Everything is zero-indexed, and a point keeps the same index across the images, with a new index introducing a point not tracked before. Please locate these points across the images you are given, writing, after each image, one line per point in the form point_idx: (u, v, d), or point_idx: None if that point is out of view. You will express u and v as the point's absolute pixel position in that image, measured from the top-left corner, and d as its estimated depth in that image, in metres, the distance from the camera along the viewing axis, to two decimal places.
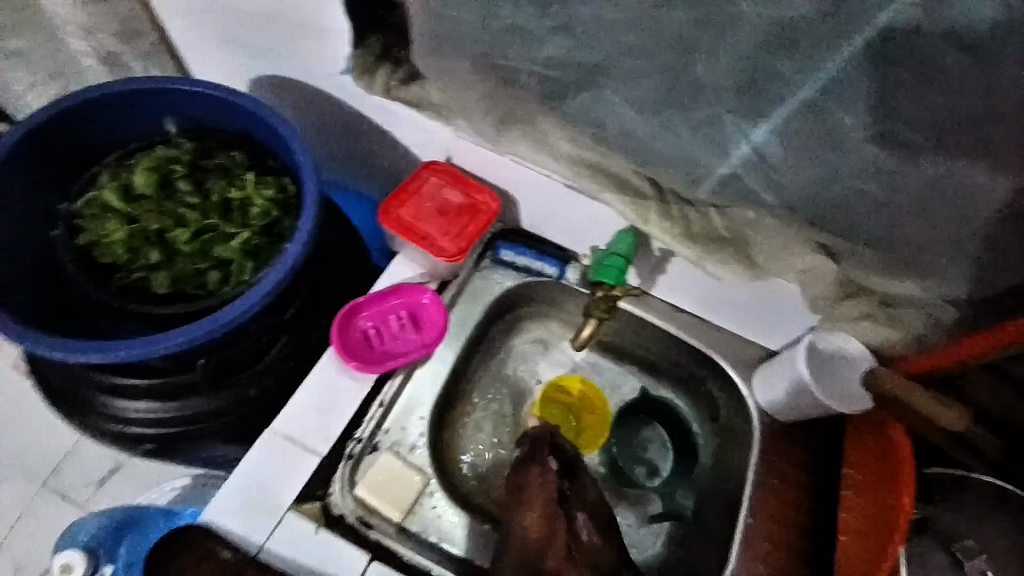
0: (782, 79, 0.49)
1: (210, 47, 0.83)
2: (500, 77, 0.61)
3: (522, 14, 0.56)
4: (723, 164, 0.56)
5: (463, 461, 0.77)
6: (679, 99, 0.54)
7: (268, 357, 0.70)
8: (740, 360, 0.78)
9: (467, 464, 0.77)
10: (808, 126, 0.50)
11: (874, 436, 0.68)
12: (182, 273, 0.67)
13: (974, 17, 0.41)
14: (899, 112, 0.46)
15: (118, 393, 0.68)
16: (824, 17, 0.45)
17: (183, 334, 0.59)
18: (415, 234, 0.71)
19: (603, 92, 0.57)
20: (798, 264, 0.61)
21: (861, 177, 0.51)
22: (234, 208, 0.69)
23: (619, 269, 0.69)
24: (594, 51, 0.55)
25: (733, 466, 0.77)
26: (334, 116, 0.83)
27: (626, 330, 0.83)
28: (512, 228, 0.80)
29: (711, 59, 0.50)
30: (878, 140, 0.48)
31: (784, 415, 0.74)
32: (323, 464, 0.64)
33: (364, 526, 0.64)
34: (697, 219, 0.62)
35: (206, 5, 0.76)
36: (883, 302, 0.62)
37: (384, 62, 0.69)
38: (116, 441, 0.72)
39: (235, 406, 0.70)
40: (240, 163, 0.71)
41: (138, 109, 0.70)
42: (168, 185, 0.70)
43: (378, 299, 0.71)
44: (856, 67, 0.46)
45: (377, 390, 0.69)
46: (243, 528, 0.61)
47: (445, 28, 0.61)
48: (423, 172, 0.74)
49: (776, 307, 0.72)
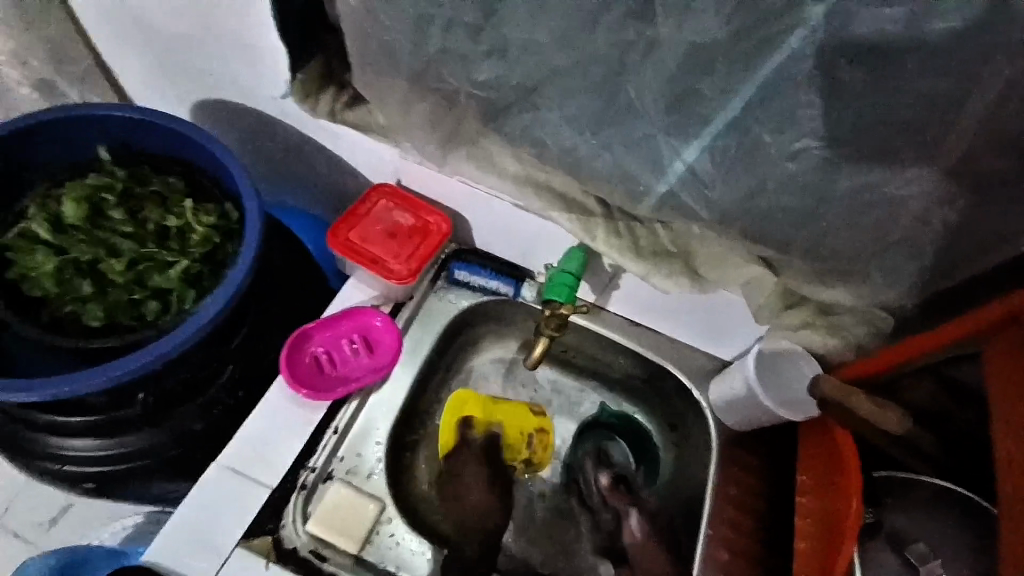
0: (705, 99, 0.51)
1: (145, 72, 0.81)
2: (440, 98, 0.62)
3: (454, 39, 0.56)
4: (661, 181, 0.58)
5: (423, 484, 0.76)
6: (614, 119, 0.56)
7: (211, 390, 0.67)
8: (693, 371, 0.80)
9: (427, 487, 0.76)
10: (732, 146, 0.53)
11: (823, 438, 0.70)
12: (116, 304, 0.63)
13: (872, 37, 0.43)
14: (815, 127, 0.49)
15: (54, 432, 0.65)
16: (736, 40, 0.46)
17: (116, 369, 0.56)
18: (365, 257, 0.71)
19: (541, 113, 0.59)
20: (742, 275, 0.66)
21: (785, 191, 0.54)
22: (172, 236, 0.67)
23: (568, 287, 0.69)
24: (527, 74, 0.56)
25: (692, 477, 0.77)
26: (279, 140, 0.82)
27: (581, 345, 0.84)
28: (466, 248, 0.81)
29: (639, 81, 0.52)
30: (798, 156, 0.51)
31: (741, 425, 0.75)
32: (273, 497, 0.62)
33: (318, 559, 0.61)
34: (644, 234, 0.66)
35: (138, 30, 0.74)
36: (822, 310, 0.67)
37: (328, 87, 0.70)
38: (57, 481, 0.69)
39: (178, 441, 0.67)
40: (178, 190, 0.69)
41: (68, 137, 0.67)
42: (100, 214, 0.66)
43: (329, 324, 0.69)
44: (771, 87, 0.48)
45: (330, 416, 0.67)
46: (187, 567, 0.58)
47: (382, 52, 0.61)
48: (371, 195, 0.73)
49: (723, 317, 0.74)
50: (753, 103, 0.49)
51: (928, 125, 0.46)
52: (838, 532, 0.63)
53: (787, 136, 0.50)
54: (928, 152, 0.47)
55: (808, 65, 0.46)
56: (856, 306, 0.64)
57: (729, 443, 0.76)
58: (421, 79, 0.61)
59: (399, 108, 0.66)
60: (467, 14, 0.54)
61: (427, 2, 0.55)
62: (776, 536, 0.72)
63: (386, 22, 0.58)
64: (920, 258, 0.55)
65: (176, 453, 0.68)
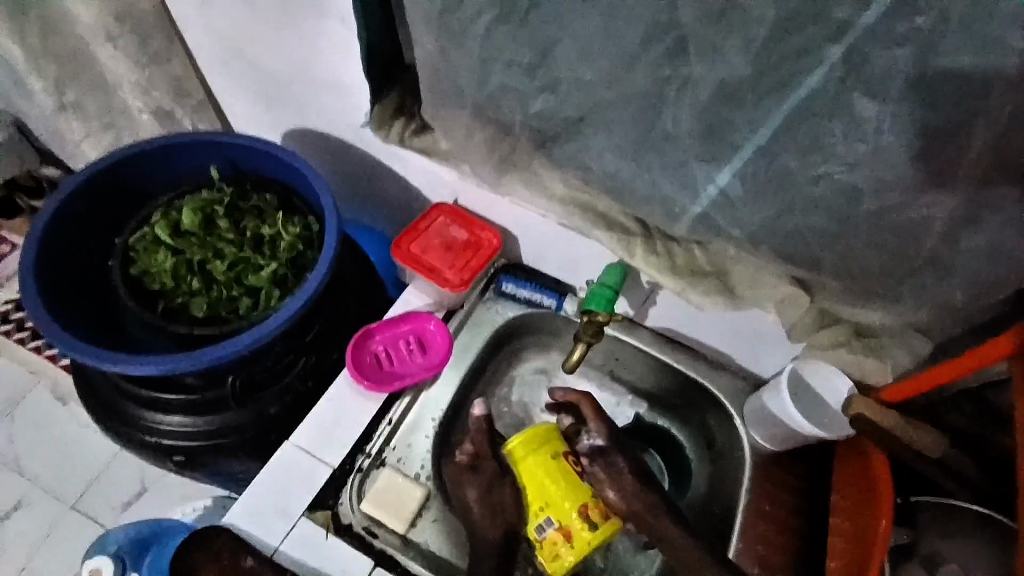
0: (736, 129, 0.56)
1: (250, 105, 0.96)
2: (497, 126, 0.70)
3: (512, 77, 0.64)
4: (696, 203, 0.63)
5: (422, 535, 0.73)
6: (652, 145, 0.61)
7: (287, 378, 0.77)
8: (731, 389, 0.81)
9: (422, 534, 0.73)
10: (761, 171, 0.57)
11: (858, 460, 0.71)
12: (217, 299, 0.75)
13: (885, 73, 0.47)
14: (834, 155, 0.53)
15: (156, 406, 0.74)
16: (760, 78, 0.52)
17: (215, 351, 0.66)
18: (423, 266, 0.79)
19: (586, 140, 0.65)
20: (774, 294, 0.68)
21: (811, 214, 0.58)
22: (264, 242, 0.79)
23: (607, 299, 0.74)
24: (575, 106, 0.63)
25: (725, 490, 0.79)
26: (353, 164, 0.93)
27: (621, 358, 0.87)
28: (514, 263, 0.87)
29: (676, 113, 0.58)
30: (823, 181, 0.55)
31: (774, 444, 0.77)
32: (334, 474, 0.70)
33: (370, 535, 0.69)
34: (682, 253, 0.70)
35: (247, 69, 0.88)
36: (858, 331, 0.66)
37: (399, 116, 0.80)
38: (150, 453, 0.78)
39: (256, 421, 0.77)
40: (271, 204, 0.81)
41: (186, 157, 0.81)
42: (209, 223, 0.79)
43: (389, 325, 0.78)
44: (795, 118, 0.53)
45: (386, 409, 0.76)
46: (260, 531, 0.67)
47: (448, 88, 0.70)
48: (432, 212, 0.82)
49: (759, 336, 0.76)
50: (781, 132, 0.54)
51: (948, 152, 0.49)
52: (864, 548, 0.64)
53: (810, 161, 0.55)
54: (946, 179, 0.50)
55: (828, 99, 0.50)
56: (891, 327, 0.63)
57: (766, 460, 0.77)
58: (481, 110, 0.69)
59: (462, 136, 0.74)
60: (524, 55, 0.62)
61: (488, 46, 0.63)
62: (807, 553, 0.73)
63: (453, 62, 0.67)
64: (950, 283, 0.56)
65: (253, 433, 0.78)
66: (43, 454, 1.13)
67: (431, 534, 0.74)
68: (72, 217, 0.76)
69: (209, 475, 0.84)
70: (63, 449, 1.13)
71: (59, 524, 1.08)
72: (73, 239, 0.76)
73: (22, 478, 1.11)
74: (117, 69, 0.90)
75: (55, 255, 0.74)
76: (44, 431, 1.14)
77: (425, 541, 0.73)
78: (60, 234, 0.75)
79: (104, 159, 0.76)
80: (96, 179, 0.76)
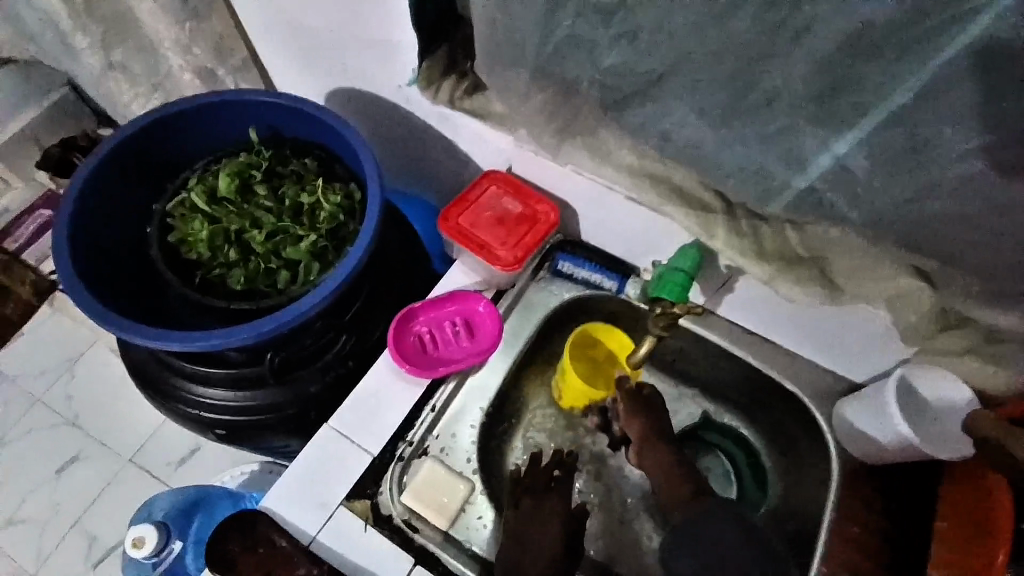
0: (865, 85, 0.45)
1: (289, 62, 0.89)
2: (562, 86, 0.61)
3: (583, 25, 0.54)
4: (801, 178, 0.53)
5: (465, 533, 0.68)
6: (751, 107, 0.51)
7: (326, 357, 0.73)
8: (815, 390, 0.72)
9: (466, 532, 0.68)
10: (894, 141, 0.47)
11: (969, 481, 0.58)
12: (255, 271, 0.71)
13: None
14: (996, 120, 0.42)
15: (195, 381, 0.72)
16: (907, 19, 0.41)
17: (251, 329, 0.61)
18: (472, 242, 0.71)
19: (666, 101, 0.56)
20: (888, 289, 0.57)
21: (955, 196, 0.47)
22: (303, 212, 0.73)
23: (680, 286, 0.66)
24: (656, 59, 0.53)
25: (806, 503, 0.71)
26: (399, 127, 0.86)
27: (687, 350, 0.79)
28: (572, 240, 0.79)
29: (786, 67, 0.47)
30: (979, 155, 0.44)
31: (868, 457, 0.67)
32: (374, 463, 0.66)
33: (410, 529, 0.65)
34: (770, 235, 0.60)
35: (285, 22, 0.81)
36: (986, 336, 0.55)
37: (449, 74, 0.72)
38: (192, 425, 0.77)
39: (297, 400, 0.73)
40: (311, 170, 0.75)
41: (224, 118, 0.76)
42: (247, 190, 0.74)
43: (435, 305, 0.72)
44: (949, 74, 0.42)
45: (429, 394, 0.70)
46: (296, 519, 0.63)
47: (505, 39, 0.61)
48: (482, 181, 0.74)
49: (855, 332, 0.66)
50: (927, 91, 0.43)
51: None
52: None
53: (962, 129, 0.43)
54: None
55: (1000, 47, 0.39)
56: None
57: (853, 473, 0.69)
58: (545, 66, 0.60)
59: (519, 97, 0.66)
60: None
61: None
62: None
63: (513, 8, 0.57)
64: None
65: (294, 412, 0.74)
66: (100, 411, 1.12)
67: (480, 531, 0.69)
68: (110, 182, 0.73)
69: (253, 449, 0.83)
70: (119, 407, 1.13)
71: (117, 480, 1.08)
72: (111, 204, 0.74)
73: (80, 433, 1.11)
74: (157, 24, 0.85)
75: (92, 222, 0.71)
76: (102, 389, 1.14)
77: (470, 539, 0.68)
78: (97, 200, 0.71)
79: (139, 121, 0.71)
80: (133, 142, 0.72)
